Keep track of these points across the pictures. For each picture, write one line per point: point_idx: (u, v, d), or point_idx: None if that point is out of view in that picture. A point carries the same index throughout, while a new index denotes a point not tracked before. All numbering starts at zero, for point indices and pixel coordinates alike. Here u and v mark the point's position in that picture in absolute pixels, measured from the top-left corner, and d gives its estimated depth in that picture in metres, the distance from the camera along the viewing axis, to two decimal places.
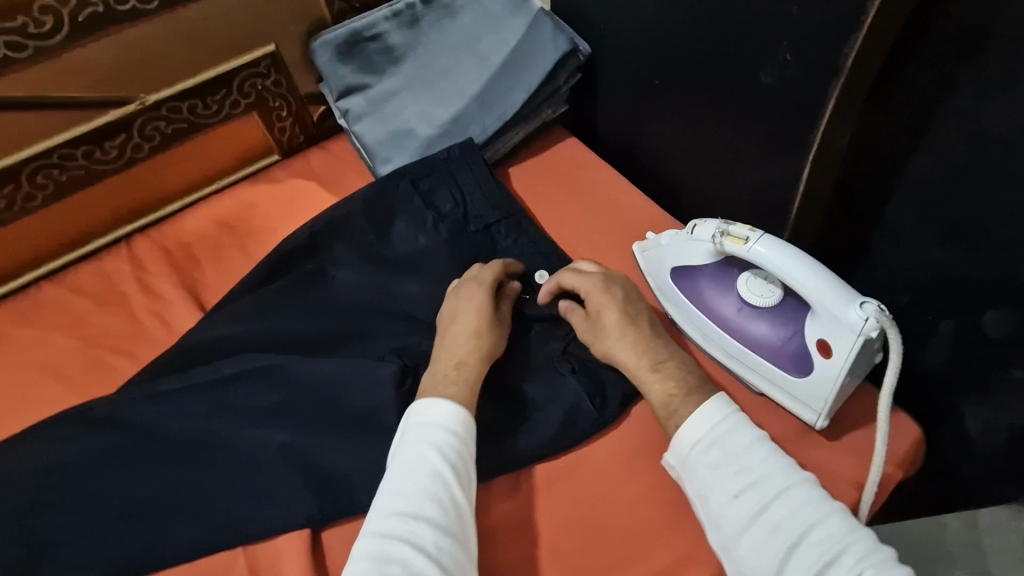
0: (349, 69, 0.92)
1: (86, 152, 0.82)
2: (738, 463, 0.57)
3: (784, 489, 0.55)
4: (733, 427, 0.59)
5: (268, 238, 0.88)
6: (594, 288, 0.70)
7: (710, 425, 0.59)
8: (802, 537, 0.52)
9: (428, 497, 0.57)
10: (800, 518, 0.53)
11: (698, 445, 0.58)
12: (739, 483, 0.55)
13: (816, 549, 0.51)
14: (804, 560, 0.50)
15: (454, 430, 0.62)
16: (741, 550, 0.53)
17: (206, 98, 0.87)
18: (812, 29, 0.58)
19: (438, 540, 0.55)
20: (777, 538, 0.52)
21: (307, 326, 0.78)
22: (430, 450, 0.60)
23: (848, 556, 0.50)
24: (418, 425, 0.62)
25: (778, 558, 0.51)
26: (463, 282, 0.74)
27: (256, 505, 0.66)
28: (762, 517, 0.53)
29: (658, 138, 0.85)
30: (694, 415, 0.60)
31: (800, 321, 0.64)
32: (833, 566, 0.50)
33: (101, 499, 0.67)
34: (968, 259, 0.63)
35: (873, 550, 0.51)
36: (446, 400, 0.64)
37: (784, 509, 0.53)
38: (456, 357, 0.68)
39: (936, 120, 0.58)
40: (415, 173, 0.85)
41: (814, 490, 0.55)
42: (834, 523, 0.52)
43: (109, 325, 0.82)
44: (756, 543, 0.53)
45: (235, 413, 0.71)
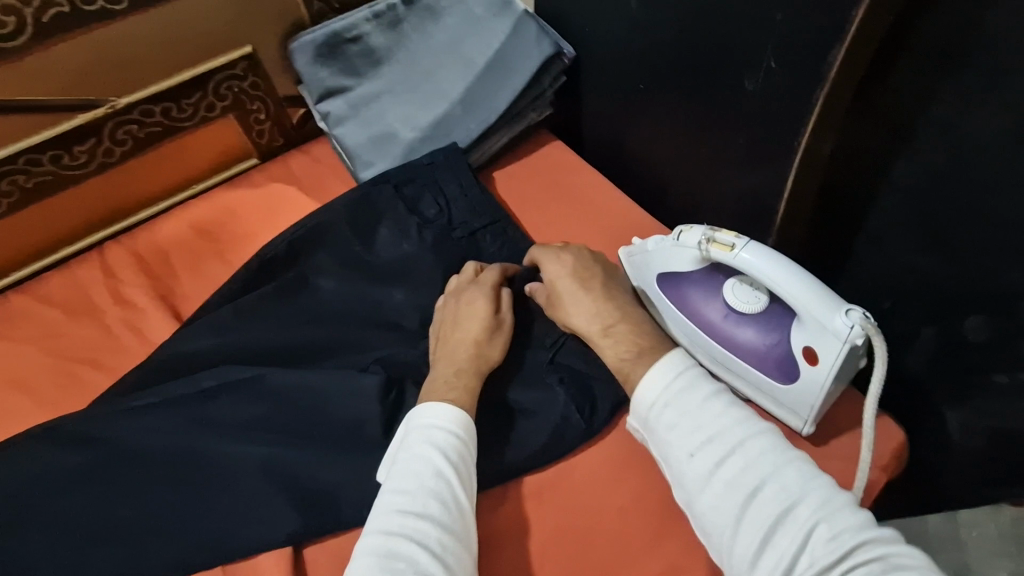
0: (329, 71, 0.90)
1: (54, 157, 0.79)
2: (693, 420, 0.55)
3: (741, 441, 0.53)
4: (690, 382, 0.57)
5: (246, 245, 0.86)
6: (546, 258, 0.72)
7: (666, 384, 0.58)
8: (758, 488, 0.50)
9: (433, 495, 0.56)
10: (757, 470, 0.51)
11: (655, 404, 0.57)
12: (696, 440, 0.54)
13: (772, 500, 0.49)
14: (760, 512, 0.49)
15: (456, 432, 0.61)
16: (700, 506, 0.52)
17: (181, 101, 0.84)
18: (797, 36, 0.58)
19: (442, 539, 0.54)
20: (733, 492, 0.50)
21: (288, 336, 0.76)
22: (433, 451, 0.59)
23: (803, 506, 0.48)
24: (420, 426, 0.61)
25: (734, 510, 0.50)
26: (462, 287, 0.74)
27: (237, 523, 0.64)
28: (717, 472, 0.52)
29: (643, 142, 0.84)
30: (647, 376, 0.59)
31: (786, 328, 0.64)
32: (789, 517, 0.48)
33: (73, 519, 0.65)
34: (950, 265, 0.64)
35: (831, 498, 0.48)
36: (449, 403, 0.63)
37: (740, 462, 0.52)
38: (454, 364, 0.67)
39: (920, 128, 0.58)
40: (398, 179, 0.83)
41: (774, 439, 0.53)
42: (791, 473, 0.50)
43: (80, 336, 0.79)
44: (714, 497, 0.51)
45: (213, 427, 0.69)
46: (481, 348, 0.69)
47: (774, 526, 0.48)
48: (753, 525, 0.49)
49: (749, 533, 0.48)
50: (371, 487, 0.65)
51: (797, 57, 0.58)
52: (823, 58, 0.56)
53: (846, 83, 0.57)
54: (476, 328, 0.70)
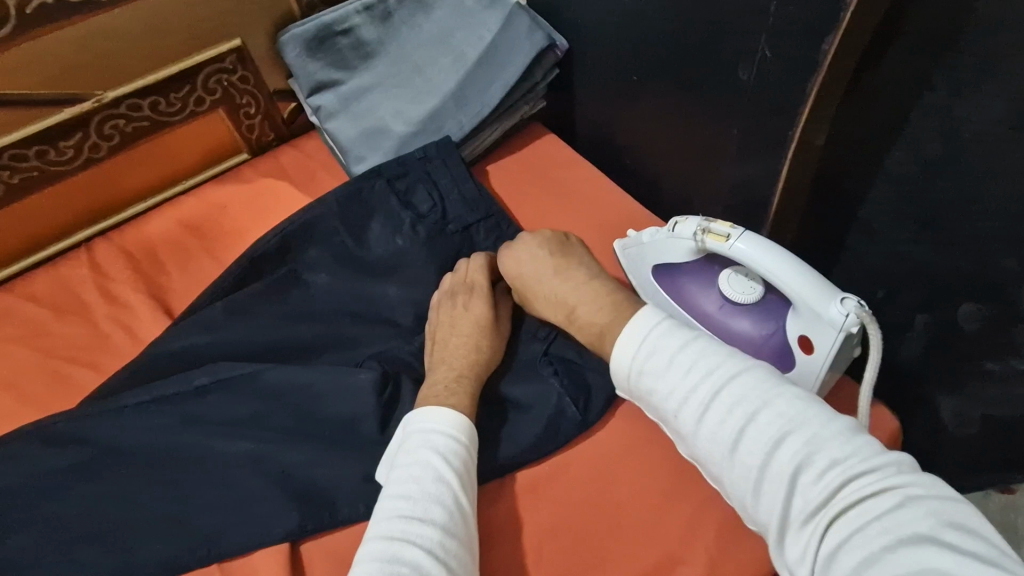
0: (319, 65, 0.89)
1: (40, 153, 0.78)
2: (669, 378, 0.55)
3: (720, 390, 0.52)
4: (663, 339, 0.57)
5: (237, 241, 0.85)
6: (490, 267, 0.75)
7: (639, 345, 0.58)
8: (741, 436, 0.50)
9: (435, 500, 0.55)
10: (737, 419, 0.50)
11: (632, 368, 0.57)
12: (675, 397, 0.54)
13: (756, 446, 0.49)
14: (746, 460, 0.49)
15: (456, 437, 0.61)
16: (700, 457, 0.53)
17: (170, 95, 0.83)
18: (790, 25, 0.57)
19: (445, 543, 0.53)
20: (718, 442, 0.51)
21: (281, 333, 0.75)
22: (433, 456, 0.58)
23: (787, 446, 0.48)
24: (419, 432, 0.61)
25: (725, 459, 0.50)
26: (455, 287, 0.74)
27: (232, 521, 0.63)
28: (702, 425, 0.52)
29: (636, 135, 0.84)
30: (619, 342, 0.59)
31: (781, 317, 0.64)
32: (775, 461, 0.48)
33: (63, 520, 0.64)
34: (944, 253, 0.64)
35: (816, 433, 0.47)
36: (449, 407, 0.63)
37: (720, 412, 0.51)
38: (450, 367, 0.68)
39: (914, 116, 0.58)
40: (390, 173, 0.82)
41: (754, 380, 0.51)
42: (773, 414, 0.49)
43: (68, 335, 0.78)
44: (705, 450, 0.52)
45: (207, 425, 0.68)
46: (477, 349, 0.69)
47: (763, 470, 0.48)
48: (744, 472, 0.49)
49: (742, 482, 0.49)
50: (368, 483, 0.64)
51: (790, 47, 0.58)
52: (816, 47, 0.56)
53: (840, 73, 0.57)
54: (475, 333, 0.70)
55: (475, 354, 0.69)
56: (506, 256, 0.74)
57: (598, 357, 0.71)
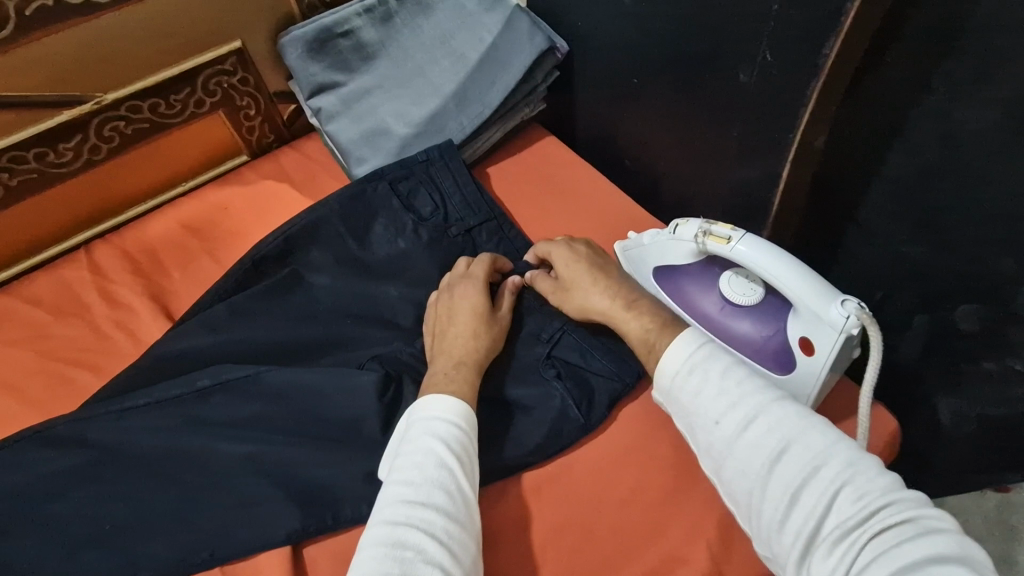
0: (320, 66, 0.89)
1: (39, 155, 0.77)
2: (715, 389, 0.55)
3: (763, 407, 0.53)
4: (708, 352, 0.58)
5: (238, 242, 0.85)
6: (559, 249, 0.73)
7: (685, 354, 0.58)
8: (783, 452, 0.51)
9: (437, 485, 0.56)
10: (779, 436, 0.51)
11: (676, 377, 0.58)
12: (719, 408, 0.55)
13: (796, 463, 0.50)
14: (785, 476, 0.50)
15: (457, 424, 0.61)
16: (728, 473, 0.54)
17: (169, 97, 0.83)
18: (790, 30, 0.58)
19: (448, 527, 0.54)
20: (758, 456, 0.52)
21: (282, 334, 0.75)
22: (435, 442, 0.58)
23: (827, 468, 0.49)
24: (422, 419, 0.61)
25: (760, 474, 0.51)
26: (457, 281, 0.74)
27: (235, 522, 0.63)
28: (742, 438, 0.53)
29: (636, 137, 0.85)
30: (669, 349, 0.59)
31: (782, 319, 0.64)
32: (813, 480, 0.49)
33: (65, 522, 0.64)
34: (942, 255, 0.65)
35: (855, 460, 0.49)
36: (449, 395, 0.63)
37: (763, 428, 0.52)
38: (452, 358, 0.67)
39: (911, 120, 0.59)
40: (392, 176, 0.83)
41: (796, 406, 0.53)
42: (815, 437, 0.51)
43: (69, 337, 0.77)
44: (740, 463, 0.53)
45: (210, 427, 0.68)
46: (478, 342, 0.69)
47: (799, 487, 0.49)
48: (779, 487, 0.50)
49: (776, 497, 0.50)
50: (372, 484, 0.64)
51: (792, 49, 0.59)
52: (818, 51, 0.57)
53: (841, 75, 0.57)
54: (472, 322, 0.70)
55: (474, 342, 0.69)
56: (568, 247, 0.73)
57: (602, 361, 0.71)
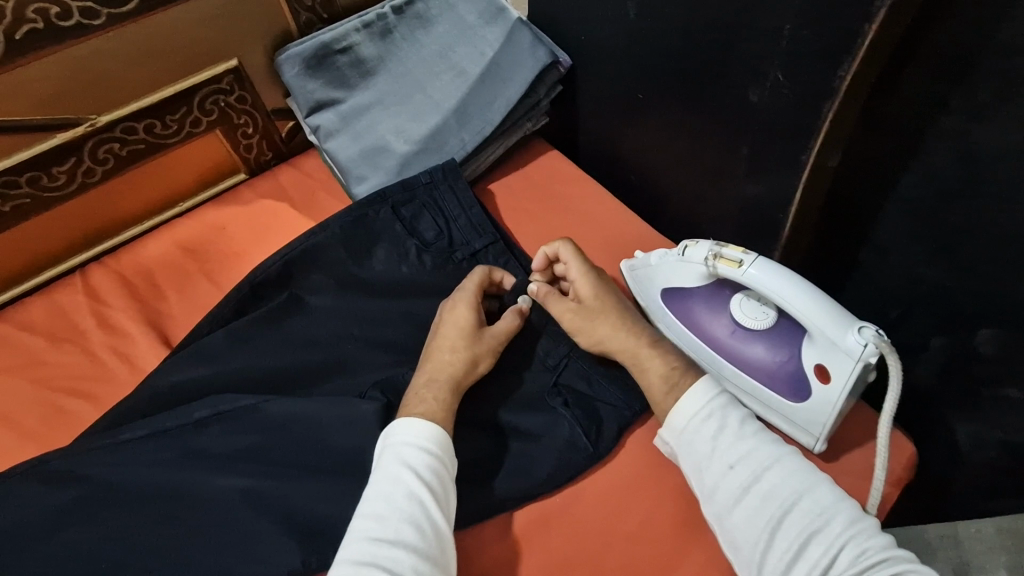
0: (318, 83, 0.87)
1: (31, 179, 0.76)
2: (731, 438, 0.59)
3: (774, 459, 0.57)
4: (723, 403, 0.61)
5: (237, 265, 0.84)
6: (583, 270, 0.72)
7: (702, 400, 0.61)
8: (792, 503, 0.54)
9: (406, 519, 0.56)
10: (789, 489, 0.55)
11: (693, 422, 0.60)
12: (733, 455, 0.58)
13: (807, 515, 0.53)
14: (794, 526, 0.53)
15: (430, 449, 0.60)
16: (734, 521, 0.55)
17: (166, 117, 0.81)
18: (803, 50, 0.56)
19: (417, 565, 0.53)
20: (769, 505, 0.55)
21: (283, 361, 0.73)
22: (405, 471, 0.58)
23: (835, 523, 0.52)
24: (396, 445, 0.61)
25: (770, 523, 0.54)
26: (450, 299, 0.72)
27: (236, 558, 0.62)
28: (753, 488, 0.56)
29: (641, 153, 0.83)
30: (688, 391, 0.62)
31: (796, 345, 0.63)
32: (820, 533, 0.52)
33: (61, 562, 0.62)
34: (959, 279, 0.63)
35: (859, 517, 0.53)
36: (421, 417, 0.62)
37: (776, 479, 0.56)
38: (430, 374, 0.67)
39: (928, 142, 0.57)
40: (395, 199, 0.81)
41: (804, 462, 0.57)
42: (823, 492, 0.54)
43: (65, 365, 0.76)
44: (748, 511, 0.55)
45: (209, 460, 0.67)
46: (463, 360, 0.67)
47: (808, 539, 0.52)
48: (788, 537, 0.53)
49: (782, 545, 0.53)
50: None
51: (804, 69, 0.57)
52: (833, 73, 0.55)
53: (855, 97, 0.56)
54: (458, 334, 0.68)
55: (453, 357, 0.67)
56: (592, 273, 0.72)
57: (611, 389, 0.70)
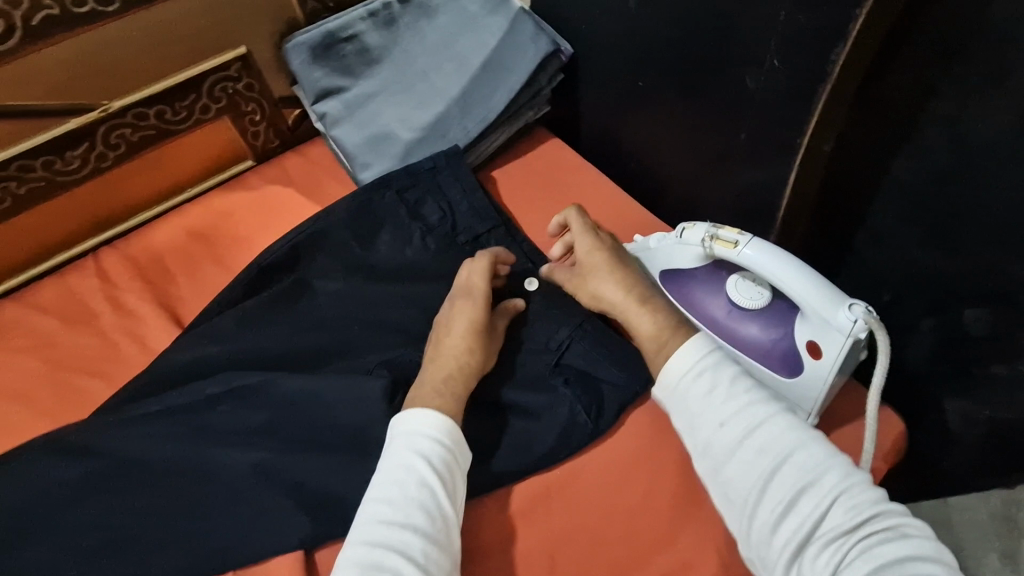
0: (324, 71, 0.89)
1: (46, 163, 0.78)
2: (724, 394, 0.58)
3: (767, 415, 0.57)
4: (716, 359, 0.60)
5: (245, 249, 0.86)
6: (581, 233, 0.74)
7: (692, 359, 0.60)
8: (783, 461, 0.54)
9: (417, 505, 0.57)
10: (781, 446, 0.55)
11: (685, 377, 0.60)
12: (726, 411, 0.57)
13: (800, 470, 0.53)
14: (786, 482, 0.53)
15: (442, 440, 0.62)
16: (727, 475, 0.56)
17: (176, 104, 0.83)
18: (799, 35, 0.58)
19: (426, 549, 0.55)
20: (762, 460, 0.55)
21: (291, 342, 0.75)
22: (418, 459, 0.60)
23: (828, 477, 0.53)
24: (408, 434, 0.62)
25: (762, 478, 0.54)
26: (458, 292, 0.73)
27: (248, 528, 0.64)
28: (746, 443, 0.56)
29: (640, 141, 0.85)
30: (681, 348, 0.61)
31: (789, 323, 0.65)
32: (812, 486, 0.53)
33: (79, 531, 0.64)
34: (949, 261, 0.65)
35: (853, 471, 0.53)
36: (434, 409, 0.63)
37: (769, 435, 0.56)
38: (443, 371, 0.67)
39: (919, 125, 0.59)
40: (399, 184, 0.83)
41: (798, 416, 0.57)
42: (817, 446, 0.55)
43: (78, 346, 0.78)
44: (739, 467, 0.55)
45: (220, 435, 0.69)
46: (472, 359, 0.68)
47: (800, 494, 0.53)
48: (780, 491, 0.53)
49: (774, 499, 0.53)
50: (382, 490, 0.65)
51: (799, 55, 0.59)
52: (826, 57, 0.57)
53: (848, 82, 0.58)
54: (459, 321, 0.69)
55: (467, 356, 0.68)
56: (592, 232, 0.74)
57: (611, 368, 0.71)
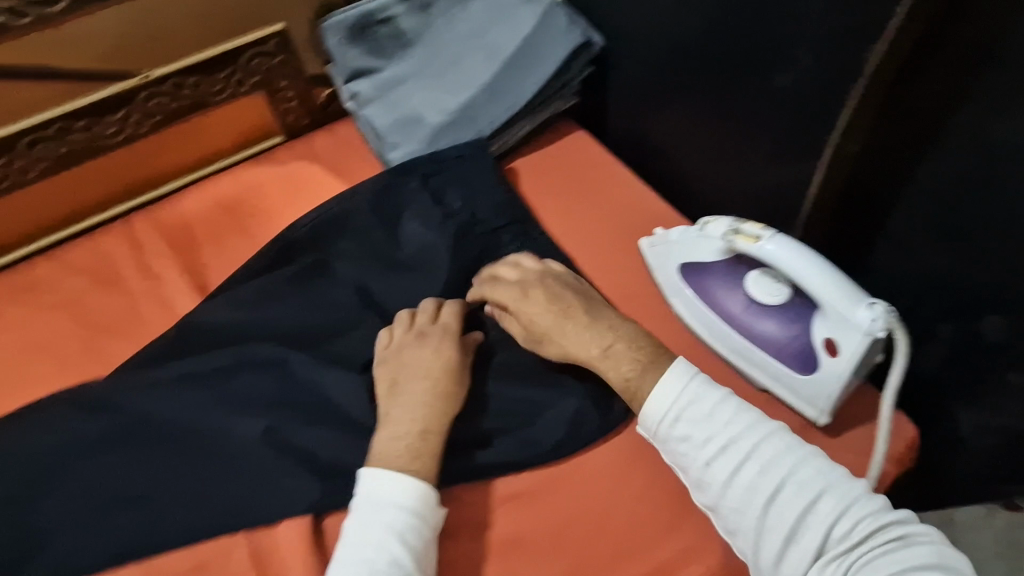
0: (358, 52, 0.91)
1: (86, 126, 0.80)
2: (706, 432, 0.59)
3: (753, 447, 0.57)
4: (696, 395, 0.61)
5: (270, 221, 0.87)
6: (509, 292, 0.72)
7: (672, 399, 0.61)
8: (776, 492, 0.55)
9: None
10: (771, 476, 0.56)
11: (666, 419, 0.61)
12: (710, 450, 0.58)
13: (793, 498, 0.54)
14: (782, 512, 0.54)
15: (415, 511, 0.59)
16: (725, 512, 0.57)
17: (212, 75, 0.85)
18: (829, 33, 0.59)
19: None
20: (754, 494, 0.56)
21: (311, 315, 0.77)
22: (388, 534, 0.57)
23: (823, 499, 0.54)
24: (377, 503, 0.59)
25: (758, 512, 0.55)
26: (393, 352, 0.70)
27: (261, 491, 0.66)
28: (736, 480, 0.57)
29: (665, 137, 0.86)
30: (656, 389, 0.62)
31: (807, 320, 0.65)
32: (810, 513, 0.54)
33: (99, 483, 0.66)
34: (974, 268, 0.64)
35: (848, 488, 0.55)
36: (404, 475, 0.60)
37: (757, 468, 0.56)
38: (402, 422, 0.64)
39: (949, 129, 0.59)
40: (425, 168, 0.85)
41: (786, 440, 0.58)
42: (808, 470, 0.56)
43: (105, 306, 0.80)
44: (736, 498, 0.56)
45: (239, 399, 0.70)
46: (433, 405, 0.65)
47: (798, 524, 0.54)
48: (778, 524, 0.54)
49: (773, 531, 0.54)
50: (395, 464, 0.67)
51: (830, 53, 0.60)
52: (860, 54, 0.58)
53: (879, 82, 0.58)
54: (435, 365, 0.68)
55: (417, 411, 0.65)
56: (518, 289, 0.72)
57: None
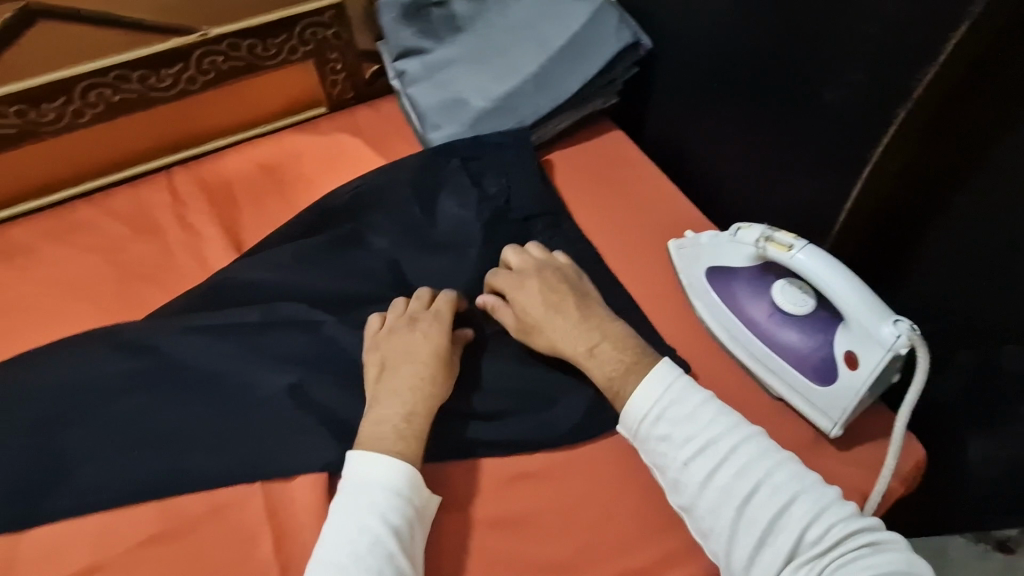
0: (410, 31, 0.93)
1: (142, 77, 0.83)
2: (685, 432, 0.61)
3: (730, 450, 0.59)
4: (677, 397, 0.63)
5: (308, 188, 0.89)
6: (510, 283, 0.73)
7: (654, 399, 0.63)
8: (750, 494, 0.56)
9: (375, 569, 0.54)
10: (746, 478, 0.57)
11: (646, 418, 0.62)
12: (688, 450, 0.60)
13: (767, 500, 0.56)
14: (756, 514, 0.56)
15: (401, 493, 0.59)
16: (700, 513, 0.58)
17: (267, 40, 0.88)
18: (879, 53, 0.61)
19: None
20: (729, 496, 0.57)
21: (342, 281, 0.78)
22: (374, 517, 0.57)
23: (795, 503, 0.55)
24: (363, 485, 0.60)
25: (732, 514, 0.56)
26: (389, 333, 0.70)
27: (280, 445, 0.67)
28: (712, 481, 0.58)
29: (703, 143, 0.87)
30: (638, 390, 0.64)
31: (830, 332, 0.67)
32: (783, 516, 0.55)
33: (125, 421, 0.68)
34: (999, 296, 0.66)
35: (820, 494, 0.56)
36: (388, 457, 0.61)
37: (733, 471, 0.58)
38: (397, 398, 0.65)
39: (989, 157, 0.60)
40: (465, 151, 0.87)
41: (762, 444, 0.59)
42: (782, 474, 0.57)
43: (142, 253, 0.82)
44: (711, 498, 0.58)
45: (267, 355, 0.72)
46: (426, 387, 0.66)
47: (771, 527, 0.55)
48: (751, 525, 0.56)
49: (746, 533, 0.56)
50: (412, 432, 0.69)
51: (877, 73, 0.62)
52: (910, 75, 0.59)
53: (924, 106, 0.60)
54: (424, 348, 0.68)
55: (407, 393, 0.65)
56: (518, 281, 0.73)
57: None
